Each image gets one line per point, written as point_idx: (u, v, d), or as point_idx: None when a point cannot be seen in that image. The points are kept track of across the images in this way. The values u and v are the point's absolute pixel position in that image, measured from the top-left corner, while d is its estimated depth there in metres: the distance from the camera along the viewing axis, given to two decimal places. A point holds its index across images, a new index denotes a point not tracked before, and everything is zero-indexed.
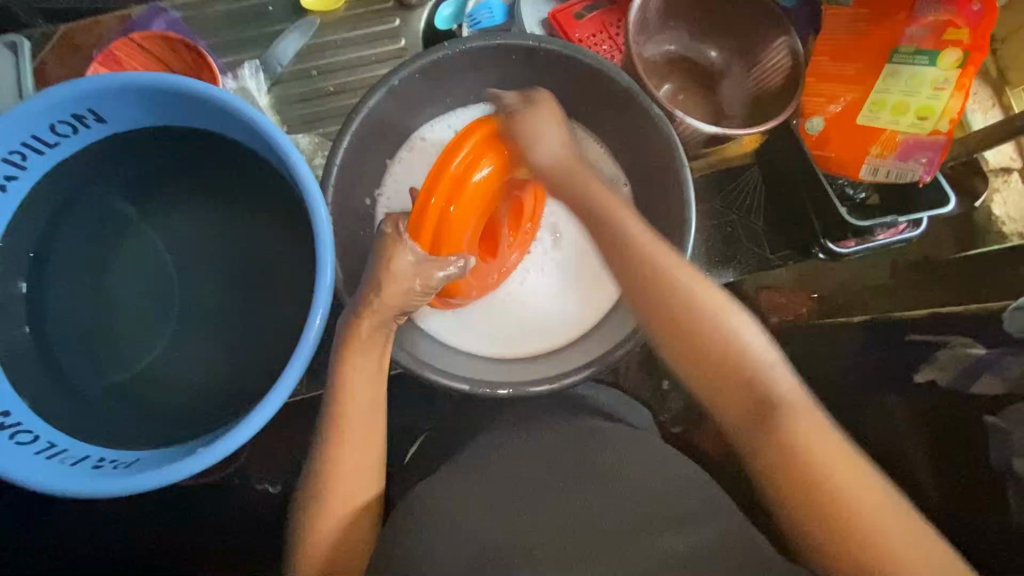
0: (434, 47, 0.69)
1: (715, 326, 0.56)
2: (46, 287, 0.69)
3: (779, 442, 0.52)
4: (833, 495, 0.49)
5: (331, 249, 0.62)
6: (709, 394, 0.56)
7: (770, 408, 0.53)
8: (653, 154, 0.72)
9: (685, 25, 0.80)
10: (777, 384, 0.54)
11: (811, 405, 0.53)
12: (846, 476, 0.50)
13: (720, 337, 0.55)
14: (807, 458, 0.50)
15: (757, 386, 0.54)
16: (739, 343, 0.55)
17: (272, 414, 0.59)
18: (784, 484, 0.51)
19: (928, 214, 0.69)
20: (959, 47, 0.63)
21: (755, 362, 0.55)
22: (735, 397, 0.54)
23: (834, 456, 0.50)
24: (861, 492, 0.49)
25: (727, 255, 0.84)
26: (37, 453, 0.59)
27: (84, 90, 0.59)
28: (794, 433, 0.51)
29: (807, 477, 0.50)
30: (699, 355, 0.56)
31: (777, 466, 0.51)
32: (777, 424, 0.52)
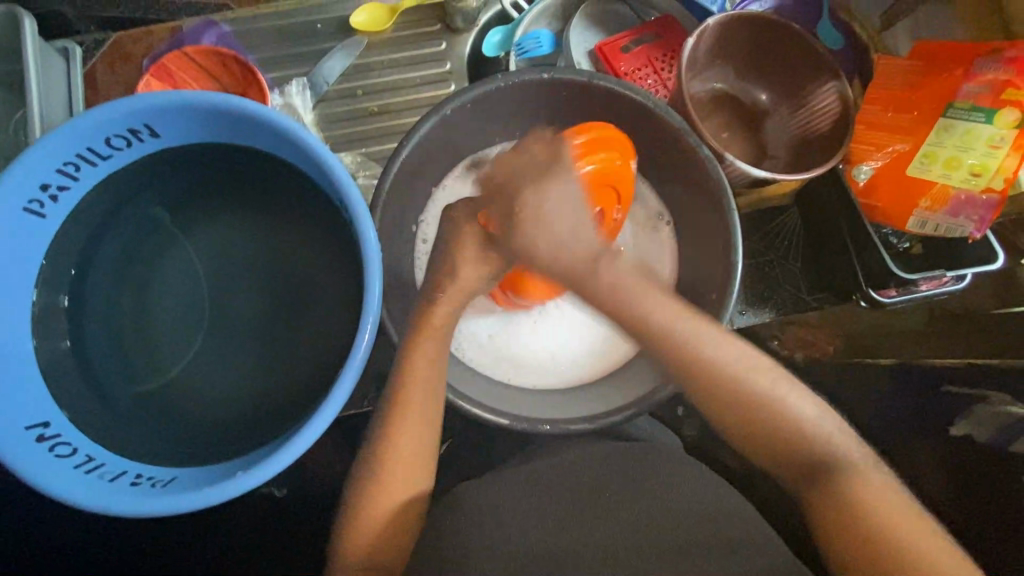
0: (487, 79, 0.70)
1: (771, 406, 0.59)
2: (88, 297, 0.69)
3: (840, 506, 0.55)
4: (898, 554, 0.51)
5: (379, 276, 0.62)
6: (770, 463, 0.60)
7: (831, 470, 0.56)
8: (699, 193, 0.72)
9: (731, 65, 0.81)
10: (841, 447, 0.57)
11: (871, 462, 0.57)
12: (912, 533, 0.52)
13: (771, 413, 0.58)
14: (868, 517, 0.53)
15: (821, 452, 0.57)
16: (794, 416, 0.58)
17: (314, 440, 0.59)
18: (848, 543, 0.54)
19: (974, 270, 0.69)
20: (1018, 107, 0.63)
21: (815, 432, 0.58)
22: (797, 460, 0.58)
23: (902, 513, 0.53)
24: (935, 547, 0.51)
25: (763, 295, 0.85)
26: (76, 467, 0.59)
27: (142, 106, 0.60)
28: (856, 497, 0.54)
29: (867, 536, 0.53)
30: (751, 425, 0.59)
31: (839, 527, 0.54)
32: (842, 488, 0.55)
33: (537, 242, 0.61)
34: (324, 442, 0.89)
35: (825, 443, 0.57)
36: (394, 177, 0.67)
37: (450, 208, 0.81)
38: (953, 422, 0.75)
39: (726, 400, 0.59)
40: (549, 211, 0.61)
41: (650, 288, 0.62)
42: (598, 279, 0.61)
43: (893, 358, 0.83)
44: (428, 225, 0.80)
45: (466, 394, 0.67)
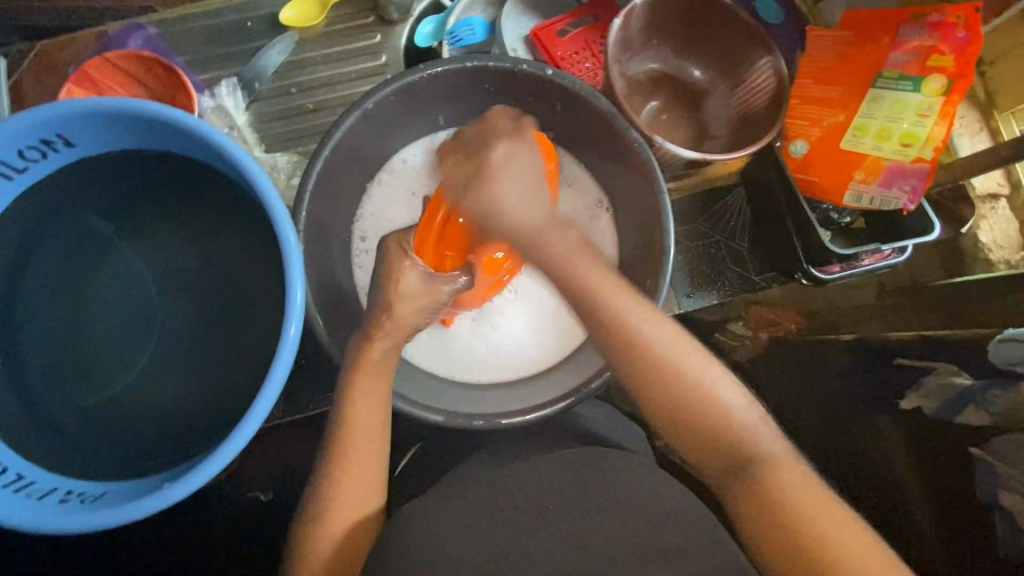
0: (411, 69, 0.68)
1: (694, 395, 0.52)
2: (17, 312, 0.68)
3: (758, 500, 0.49)
4: (819, 560, 0.45)
5: (301, 273, 0.61)
6: (684, 444, 0.53)
7: (750, 462, 0.50)
8: (632, 179, 0.70)
9: (667, 43, 0.79)
10: (760, 441, 0.51)
11: (794, 459, 0.50)
12: (834, 539, 0.46)
13: (694, 394, 0.52)
14: (789, 515, 0.47)
15: (737, 444, 0.51)
16: (716, 400, 0.52)
17: (242, 446, 0.58)
18: (765, 546, 0.48)
19: (912, 241, 0.67)
20: (943, 74, 0.63)
21: (733, 418, 0.52)
22: (715, 453, 0.52)
23: (816, 503, 0.48)
24: (852, 544, 0.45)
25: (711, 276, 0.84)
26: (3, 487, 0.58)
27: (47, 117, 0.58)
28: (779, 491, 0.48)
29: (792, 535, 0.47)
30: (677, 425, 0.53)
31: (754, 524, 0.49)
32: (760, 480, 0.49)
33: (501, 201, 0.58)
34: (288, 444, 0.90)
35: (742, 432, 0.51)
36: (317, 176, 0.66)
37: (384, 207, 0.80)
38: (904, 395, 0.72)
39: (657, 387, 0.53)
40: (501, 194, 0.58)
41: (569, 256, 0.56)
42: (542, 243, 0.57)
43: (853, 334, 0.83)
44: (365, 224, 0.79)
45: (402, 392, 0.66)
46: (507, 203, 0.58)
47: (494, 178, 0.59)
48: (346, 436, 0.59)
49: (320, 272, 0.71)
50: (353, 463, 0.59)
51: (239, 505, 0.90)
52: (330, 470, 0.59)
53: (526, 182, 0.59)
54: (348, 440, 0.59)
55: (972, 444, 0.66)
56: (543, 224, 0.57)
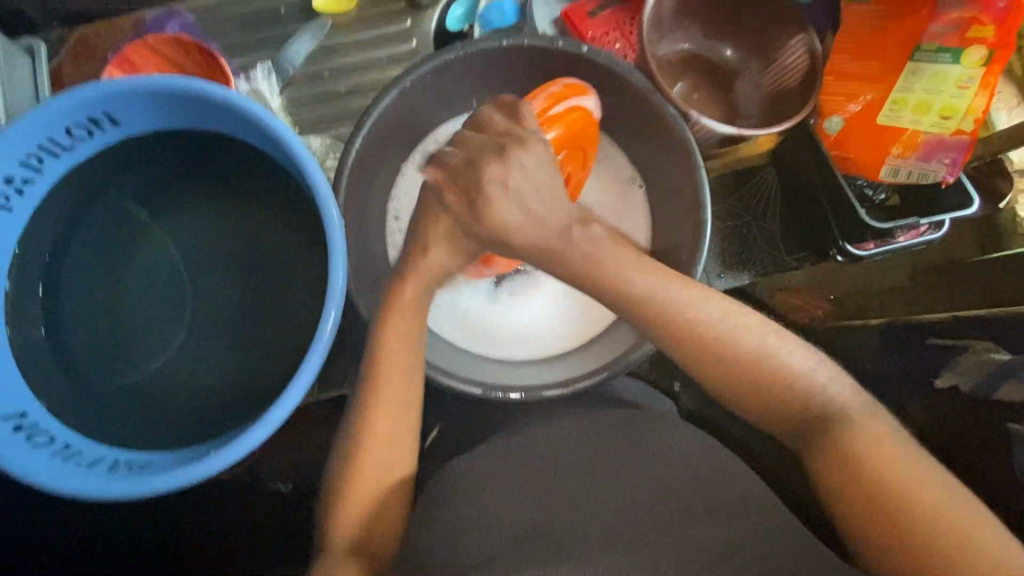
0: (446, 47, 0.68)
1: (760, 354, 0.55)
2: (61, 287, 0.69)
3: (834, 454, 0.52)
4: (900, 508, 0.47)
5: (343, 248, 0.61)
6: (757, 417, 0.57)
7: (823, 418, 0.54)
8: (667, 155, 0.71)
9: (698, 23, 0.79)
10: (827, 390, 0.55)
11: (870, 413, 0.54)
12: (919, 485, 0.48)
13: (771, 362, 0.55)
14: (859, 465, 0.50)
15: (809, 400, 0.54)
16: (785, 368, 0.55)
17: (286, 416, 0.59)
18: (846, 498, 0.50)
19: (951, 216, 0.68)
20: (984, 45, 0.63)
21: (802, 379, 0.55)
22: (787, 412, 0.55)
23: (887, 449, 0.51)
24: (922, 481, 0.48)
25: (743, 257, 0.85)
26: (52, 454, 0.59)
27: (97, 93, 0.59)
28: (854, 442, 0.51)
29: (866, 484, 0.49)
30: (746, 385, 0.55)
31: (832, 476, 0.51)
32: (831, 438, 0.52)
33: (505, 230, 0.58)
34: (318, 426, 0.90)
35: (810, 393, 0.55)
36: (356, 151, 0.67)
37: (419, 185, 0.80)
38: (939, 375, 0.72)
39: (728, 362, 0.55)
40: (520, 181, 0.57)
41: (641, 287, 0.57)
42: (567, 254, 0.58)
43: (883, 317, 0.83)
44: (397, 205, 0.80)
45: (439, 366, 0.68)
46: (507, 218, 0.58)
47: (508, 179, 0.57)
48: (385, 407, 0.60)
49: (357, 248, 0.72)
50: (390, 432, 0.60)
51: (267, 485, 0.91)
52: (370, 438, 0.59)
53: (546, 176, 0.59)
54: (388, 409, 0.60)
55: (1010, 420, 0.65)
56: (558, 238, 0.58)
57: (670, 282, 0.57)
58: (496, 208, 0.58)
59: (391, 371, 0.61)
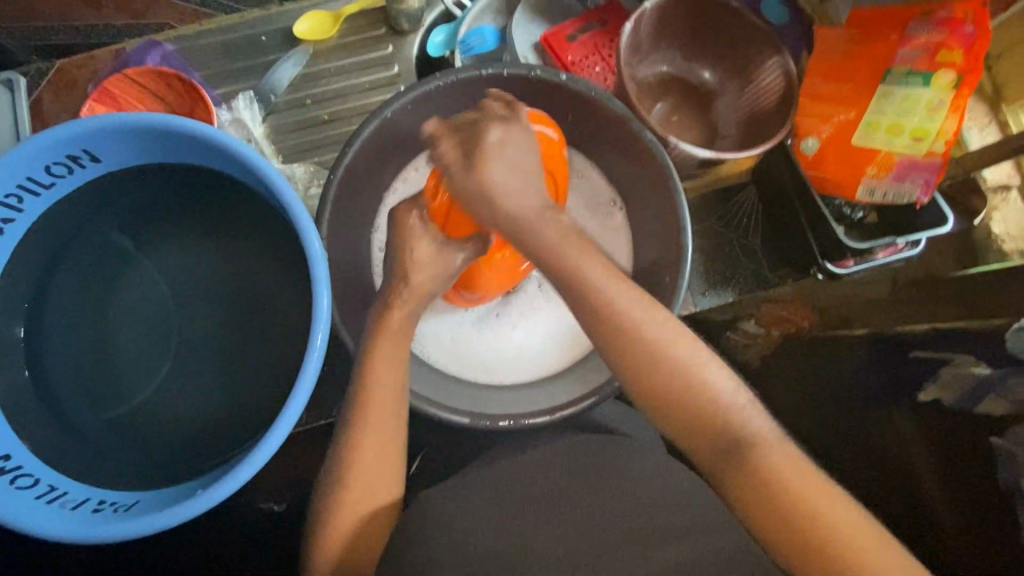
0: (426, 78, 0.68)
1: (682, 375, 0.51)
2: (43, 326, 0.68)
3: (749, 474, 0.49)
4: (816, 536, 0.46)
5: (326, 282, 0.61)
6: (676, 433, 0.53)
7: (741, 442, 0.50)
8: (647, 177, 0.71)
9: (676, 45, 0.80)
10: (746, 417, 0.51)
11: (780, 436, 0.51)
12: (830, 511, 0.47)
13: (688, 385, 0.51)
14: (782, 492, 0.48)
15: (726, 424, 0.51)
16: (704, 387, 0.51)
17: (275, 450, 0.58)
18: (764, 519, 0.48)
19: (927, 235, 0.69)
20: (953, 69, 0.65)
21: (722, 400, 0.51)
22: (705, 435, 0.51)
23: (798, 476, 0.48)
24: (835, 508, 0.47)
25: (727, 275, 0.95)
26: (36, 498, 0.58)
27: (77, 133, 0.59)
28: (765, 464, 0.49)
29: (788, 518, 0.47)
30: (675, 417, 0.52)
31: (751, 504, 0.49)
32: (749, 458, 0.50)
33: None
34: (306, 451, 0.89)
35: (732, 412, 0.51)
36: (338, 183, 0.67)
37: None
38: (921, 388, 0.72)
39: (659, 384, 0.51)
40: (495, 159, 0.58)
41: (579, 278, 0.53)
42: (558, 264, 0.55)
43: (866, 327, 0.83)
44: (382, 233, 0.80)
45: (427, 397, 0.67)
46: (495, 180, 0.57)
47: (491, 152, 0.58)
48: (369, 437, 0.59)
49: (342, 276, 0.72)
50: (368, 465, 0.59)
51: (259, 512, 0.89)
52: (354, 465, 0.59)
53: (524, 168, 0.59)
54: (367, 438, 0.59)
55: (991, 434, 0.65)
56: (533, 215, 0.56)
57: (623, 296, 0.53)
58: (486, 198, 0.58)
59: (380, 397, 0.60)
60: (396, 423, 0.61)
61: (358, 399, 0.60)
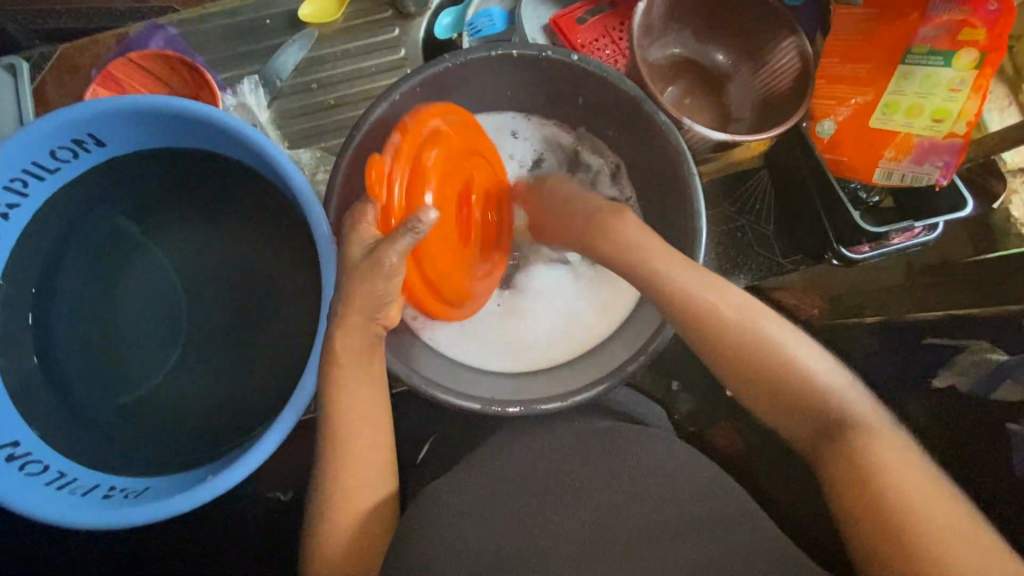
0: (435, 59, 0.67)
1: (778, 364, 0.52)
2: (50, 312, 0.68)
3: (847, 456, 0.49)
4: (902, 517, 0.44)
5: (335, 266, 0.60)
6: (769, 413, 0.54)
7: (843, 424, 0.50)
8: (660, 161, 0.70)
9: (688, 27, 0.79)
10: (850, 402, 0.51)
11: (887, 424, 0.50)
12: (915, 490, 0.45)
13: (766, 344, 0.53)
14: (879, 476, 0.47)
15: (811, 390, 0.52)
16: (807, 377, 0.52)
17: (286, 435, 0.58)
18: (847, 491, 0.48)
19: (945, 219, 0.68)
20: (975, 47, 0.63)
21: (824, 386, 0.52)
22: (784, 398, 0.52)
23: (898, 463, 0.47)
24: (934, 503, 0.45)
25: (737, 261, 0.87)
26: (46, 484, 0.58)
27: (83, 116, 0.58)
28: (865, 447, 0.48)
29: (878, 504, 0.46)
30: (754, 371, 0.53)
31: (841, 482, 0.48)
32: (847, 440, 0.49)
33: None
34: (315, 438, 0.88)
35: (833, 398, 0.51)
36: (347, 166, 0.66)
37: None
38: (936, 374, 0.71)
39: (759, 367, 0.53)
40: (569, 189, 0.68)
41: (657, 280, 0.57)
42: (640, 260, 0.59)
43: (879, 315, 0.82)
44: None
45: (436, 383, 0.67)
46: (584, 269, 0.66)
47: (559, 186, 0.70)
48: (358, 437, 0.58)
49: None
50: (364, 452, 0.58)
51: (269, 500, 0.89)
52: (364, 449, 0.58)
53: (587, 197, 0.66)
54: (371, 425, 0.59)
55: (1007, 420, 0.64)
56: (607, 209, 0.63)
57: (682, 268, 0.57)
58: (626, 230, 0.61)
59: (376, 391, 0.60)
60: (386, 420, 0.60)
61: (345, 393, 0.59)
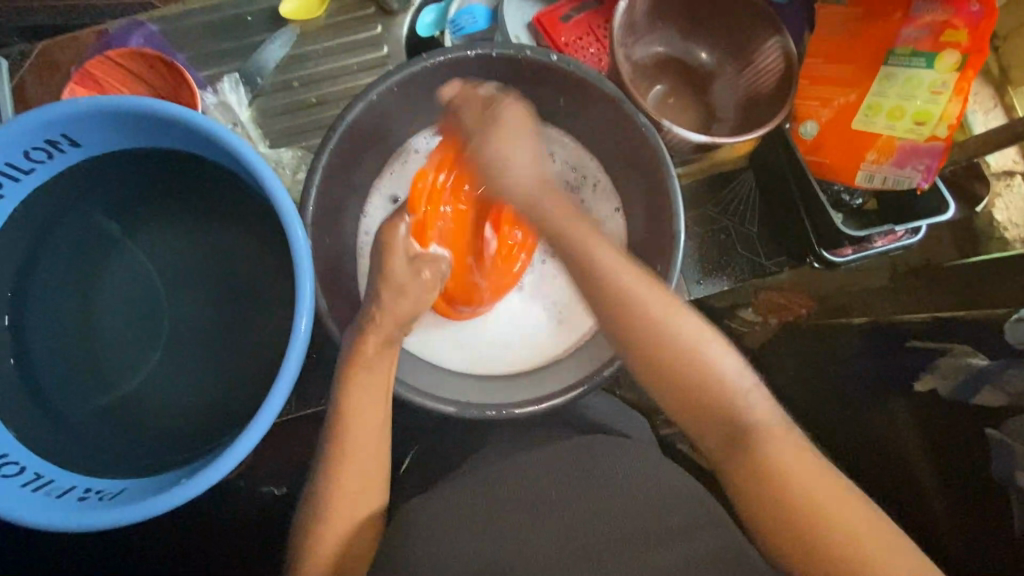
0: (413, 59, 0.66)
1: (689, 362, 0.51)
2: (28, 314, 0.67)
3: (757, 465, 0.49)
4: (817, 531, 0.46)
5: (310, 269, 0.60)
6: (686, 423, 0.52)
7: (749, 429, 0.50)
8: (640, 163, 0.70)
9: (673, 26, 0.78)
10: (754, 406, 0.51)
11: (788, 426, 0.51)
12: (829, 504, 0.46)
13: (689, 357, 0.51)
14: (787, 484, 0.48)
15: (731, 413, 0.50)
16: (714, 375, 0.51)
17: (260, 440, 0.58)
18: (762, 510, 0.48)
19: (927, 223, 0.67)
20: (957, 49, 0.63)
21: (730, 390, 0.51)
22: (710, 419, 0.51)
23: (802, 466, 0.48)
24: (834, 500, 0.47)
25: (720, 263, 0.85)
26: (21, 486, 0.58)
27: (54, 117, 0.57)
28: (770, 456, 0.49)
29: (792, 512, 0.47)
30: (659, 380, 0.52)
31: (755, 494, 0.49)
32: (755, 448, 0.49)
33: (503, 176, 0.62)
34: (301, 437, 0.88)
35: (737, 400, 0.51)
36: (323, 168, 0.65)
37: (397, 206, 0.80)
38: (917, 377, 0.70)
39: (677, 378, 0.51)
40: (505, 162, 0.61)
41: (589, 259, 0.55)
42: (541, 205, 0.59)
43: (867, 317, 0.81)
44: (371, 220, 0.80)
45: (411, 385, 0.66)
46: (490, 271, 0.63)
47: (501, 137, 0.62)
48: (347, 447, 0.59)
49: (328, 264, 0.71)
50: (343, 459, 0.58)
51: (255, 498, 0.89)
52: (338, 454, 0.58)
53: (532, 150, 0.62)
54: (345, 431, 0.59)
55: (988, 425, 0.64)
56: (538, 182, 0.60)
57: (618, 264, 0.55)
58: (508, 168, 0.61)
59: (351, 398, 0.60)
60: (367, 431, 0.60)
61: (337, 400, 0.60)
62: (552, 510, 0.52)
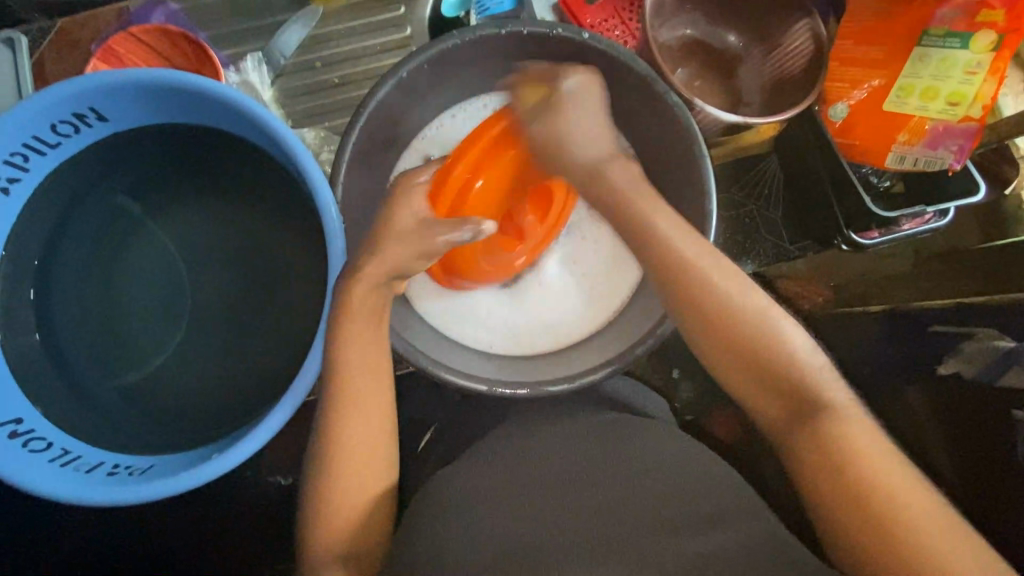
0: (442, 36, 0.66)
1: (751, 330, 0.51)
2: (53, 289, 0.67)
3: (812, 439, 0.48)
4: (877, 507, 0.44)
5: (342, 247, 0.59)
6: (747, 396, 0.53)
7: (813, 406, 0.50)
8: (670, 143, 0.70)
9: (700, 8, 0.78)
10: (817, 378, 0.51)
11: (853, 405, 0.50)
12: (898, 489, 0.45)
13: (756, 336, 0.51)
14: (848, 462, 0.46)
15: (800, 382, 0.50)
16: (785, 349, 0.51)
17: (291, 414, 0.57)
18: (823, 490, 0.47)
19: (957, 203, 0.68)
20: (993, 29, 0.63)
21: (797, 360, 0.51)
22: (776, 394, 0.51)
23: (869, 454, 0.47)
24: (899, 486, 0.45)
25: (744, 247, 0.87)
26: (50, 460, 0.58)
27: (84, 89, 0.56)
28: (832, 432, 0.48)
29: (858, 489, 0.45)
30: (721, 346, 0.52)
31: (815, 476, 0.48)
32: (820, 424, 0.49)
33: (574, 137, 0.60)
34: (318, 420, 0.88)
35: (802, 373, 0.51)
36: (353, 144, 0.64)
37: None
38: (943, 361, 0.70)
39: (735, 340, 0.51)
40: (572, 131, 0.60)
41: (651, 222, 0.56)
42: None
43: (885, 304, 0.81)
44: None
45: (439, 362, 0.67)
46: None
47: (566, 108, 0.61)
48: (355, 414, 0.56)
49: (355, 243, 0.70)
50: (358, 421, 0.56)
51: (269, 482, 0.88)
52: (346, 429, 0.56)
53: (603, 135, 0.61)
54: (355, 401, 0.56)
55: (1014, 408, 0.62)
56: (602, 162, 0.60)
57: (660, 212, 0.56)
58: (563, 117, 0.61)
59: (358, 362, 0.57)
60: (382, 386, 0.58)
61: (341, 359, 0.57)
62: (586, 485, 0.51)
